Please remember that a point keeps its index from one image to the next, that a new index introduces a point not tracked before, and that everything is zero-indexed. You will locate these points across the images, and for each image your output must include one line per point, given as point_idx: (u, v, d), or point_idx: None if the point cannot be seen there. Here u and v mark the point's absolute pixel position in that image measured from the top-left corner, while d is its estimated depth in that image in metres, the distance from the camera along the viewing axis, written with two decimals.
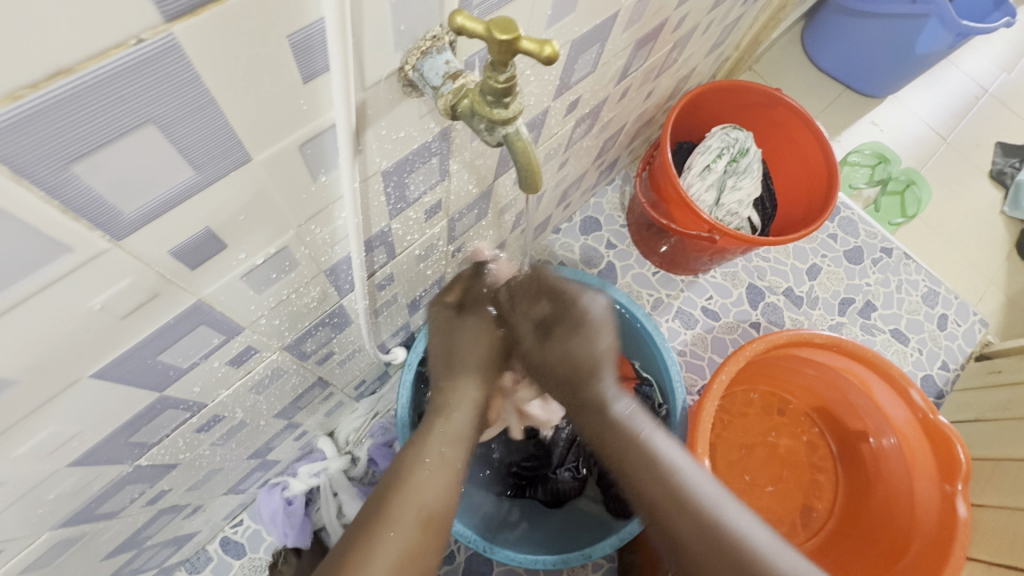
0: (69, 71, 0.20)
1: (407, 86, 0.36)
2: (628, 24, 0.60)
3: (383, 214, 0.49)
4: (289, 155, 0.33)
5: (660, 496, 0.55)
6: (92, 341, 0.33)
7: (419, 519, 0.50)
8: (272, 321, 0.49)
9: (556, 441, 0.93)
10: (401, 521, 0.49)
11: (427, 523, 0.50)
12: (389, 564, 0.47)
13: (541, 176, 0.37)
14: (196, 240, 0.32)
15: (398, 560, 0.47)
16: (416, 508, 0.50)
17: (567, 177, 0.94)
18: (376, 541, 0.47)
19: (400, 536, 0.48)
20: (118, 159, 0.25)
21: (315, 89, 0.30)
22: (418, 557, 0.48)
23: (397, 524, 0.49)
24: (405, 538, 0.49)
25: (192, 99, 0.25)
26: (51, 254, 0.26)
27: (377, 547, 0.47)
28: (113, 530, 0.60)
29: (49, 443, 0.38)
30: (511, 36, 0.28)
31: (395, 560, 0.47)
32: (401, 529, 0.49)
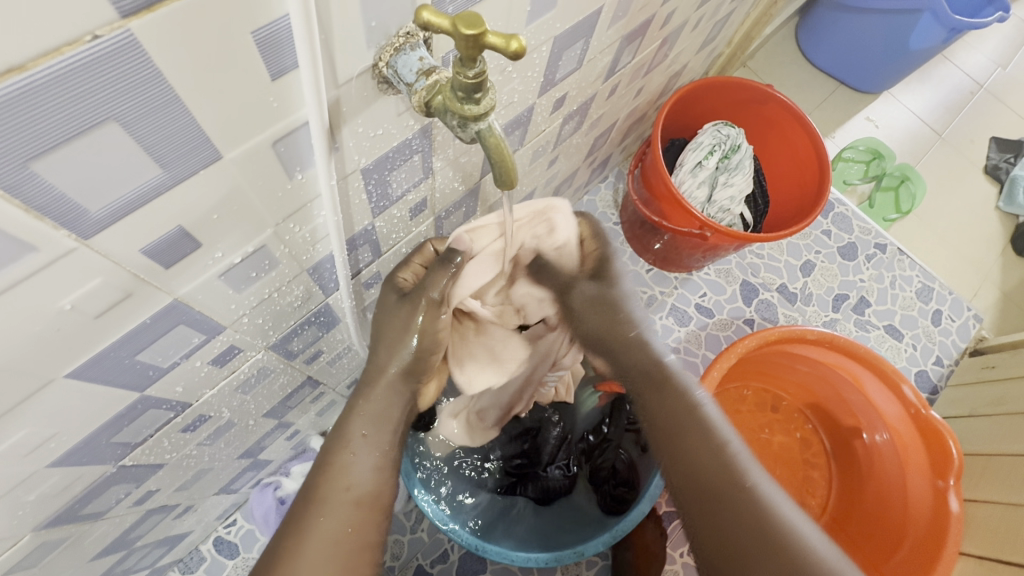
0: (21, 68, 0.20)
1: (381, 83, 0.36)
2: (612, 20, 0.60)
3: (365, 212, 0.49)
4: (261, 153, 0.33)
5: (713, 467, 0.54)
6: (66, 341, 0.33)
7: (348, 500, 0.50)
8: (255, 321, 0.48)
9: (547, 439, 0.94)
10: (331, 504, 0.49)
11: (359, 503, 0.50)
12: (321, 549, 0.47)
13: (516, 172, 0.36)
14: (169, 239, 0.32)
15: (332, 544, 0.48)
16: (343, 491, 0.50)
17: (558, 174, 0.93)
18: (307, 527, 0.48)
19: (330, 518, 0.49)
20: (80, 157, 0.25)
21: (284, 87, 0.30)
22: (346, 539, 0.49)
23: (326, 508, 0.49)
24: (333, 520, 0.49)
25: (154, 96, 0.25)
26: (16, 254, 0.26)
27: (309, 533, 0.48)
28: (100, 530, 0.60)
29: (27, 443, 0.38)
30: (477, 31, 0.28)
31: (329, 543, 0.48)
32: (331, 511, 0.49)
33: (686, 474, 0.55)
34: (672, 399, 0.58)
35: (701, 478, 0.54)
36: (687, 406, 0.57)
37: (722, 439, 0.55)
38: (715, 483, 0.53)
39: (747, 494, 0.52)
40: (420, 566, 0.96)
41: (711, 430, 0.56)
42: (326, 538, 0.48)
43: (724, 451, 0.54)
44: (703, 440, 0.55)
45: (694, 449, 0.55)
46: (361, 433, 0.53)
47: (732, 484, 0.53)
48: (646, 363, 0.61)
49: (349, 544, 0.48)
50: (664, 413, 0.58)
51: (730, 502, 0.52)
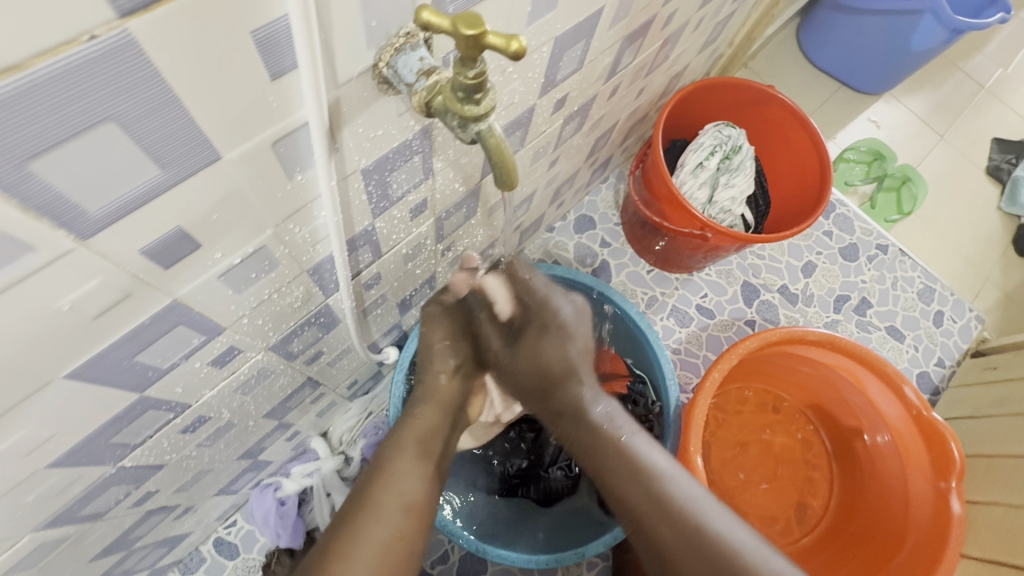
0: (18, 68, 0.20)
1: (382, 83, 0.36)
2: (614, 20, 0.60)
3: (366, 213, 0.49)
4: (260, 153, 0.32)
5: (644, 504, 0.57)
6: (64, 341, 0.33)
7: (400, 507, 0.49)
8: (255, 321, 0.48)
9: (548, 440, 0.95)
10: (383, 511, 0.48)
11: (408, 510, 0.50)
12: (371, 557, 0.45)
13: (517, 173, 0.36)
14: (168, 239, 0.32)
15: (381, 550, 0.46)
16: (398, 496, 0.50)
17: (559, 175, 0.93)
18: (358, 533, 0.46)
19: (382, 524, 0.48)
20: (77, 157, 0.24)
21: (284, 88, 0.30)
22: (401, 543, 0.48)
23: (379, 514, 0.48)
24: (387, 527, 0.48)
25: (153, 96, 0.25)
26: (15, 254, 0.26)
27: (359, 540, 0.46)
28: (100, 530, 0.60)
29: (26, 443, 0.38)
30: (477, 31, 0.28)
31: (378, 550, 0.46)
32: (384, 518, 0.48)
33: (629, 516, 0.58)
34: (597, 446, 0.61)
35: (639, 515, 0.57)
36: (614, 445, 0.61)
37: (646, 474, 0.58)
38: (652, 515, 0.56)
39: (677, 521, 0.55)
40: (420, 567, 0.96)
41: (636, 465, 0.59)
42: (375, 545, 0.46)
43: (648, 484, 0.58)
44: (630, 479, 0.58)
45: (627, 487, 0.58)
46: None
47: (664, 512, 0.56)
48: (576, 405, 0.64)
49: (398, 552, 0.47)
50: (599, 456, 0.61)
51: (664, 536, 0.55)
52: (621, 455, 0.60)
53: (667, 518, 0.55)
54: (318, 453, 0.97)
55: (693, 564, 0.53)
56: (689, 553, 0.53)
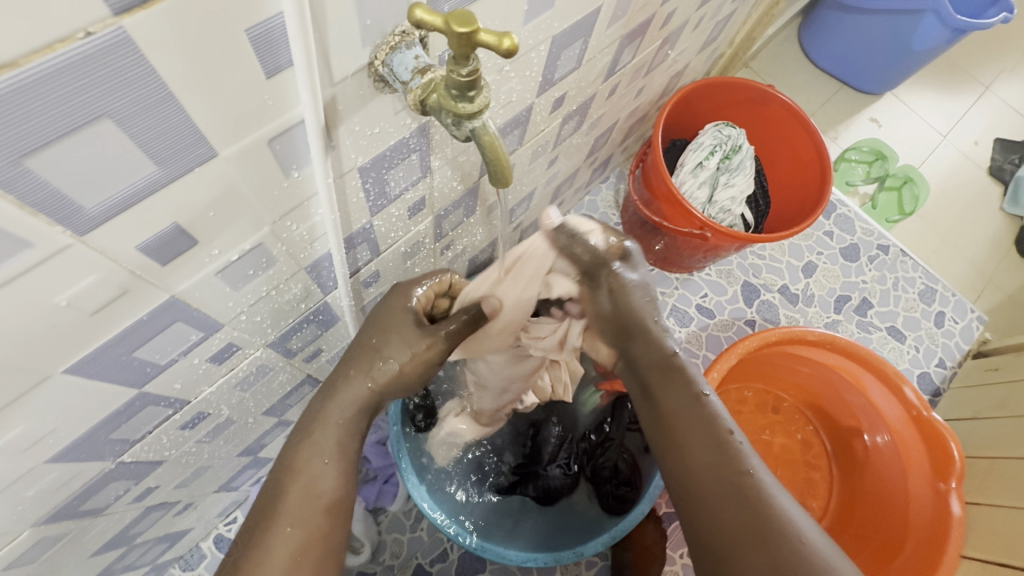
0: (13, 65, 0.20)
1: (378, 82, 0.36)
2: (612, 19, 0.60)
3: (363, 211, 0.49)
4: (257, 150, 0.33)
5: (710, 463, 0.53)
6: (63, 337, 0.33)
7: (318, 506, 0.48)
8: (253, 318, 0.49)
9: (547, 438, 0.95)
10: (300, 514, 0.47)
11: (328, 509, 0.49)
12: (286, 561, 0.45)
13: (511, 170, 0.36)
14: (165, 236, 0.33)
15: (291, 557, 0.46)
16: (314, 497, 0.48)
17: (558, 174, 0.93)
18: (272, 540, 0.46)
19: (297, 529, 0.47)
20: (74, 153, 0.25)
21: (279, 85, 0.30)
22: (320, 543, 0.47)
23: (294, 518, 0.47)
24: (301, 529, 0.47)
25: (148, 93, 0.25)
26: (12, 249, 0.26)
27: (274, 545, 0.46)
28: (100, 526, 0.61)
29: (26, 438, 0.38)
30: (470, 29, 0.28)
31: (291, 555, 0.46)
32: (296, 523, 0.47)
33: (683, 467, 0.54)
34: (667, 392, 0.58)
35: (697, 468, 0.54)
36: (691, 395, 0.57)
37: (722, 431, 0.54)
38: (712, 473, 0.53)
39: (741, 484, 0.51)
40: (419, 565, 0.96)
41: (711, 420, 0.55)
42: (287, 551, 0.46)
43: (722, 440, 0.54)
44: (701, 433, 0.55)
45: (694, 437, 0.55)
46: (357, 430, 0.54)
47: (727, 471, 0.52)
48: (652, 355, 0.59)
49: (314, 553, 0.47)
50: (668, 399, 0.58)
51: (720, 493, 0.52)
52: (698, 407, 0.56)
53: (727, 478, 0.52)
54: None
55: (741, 531, 0.49)
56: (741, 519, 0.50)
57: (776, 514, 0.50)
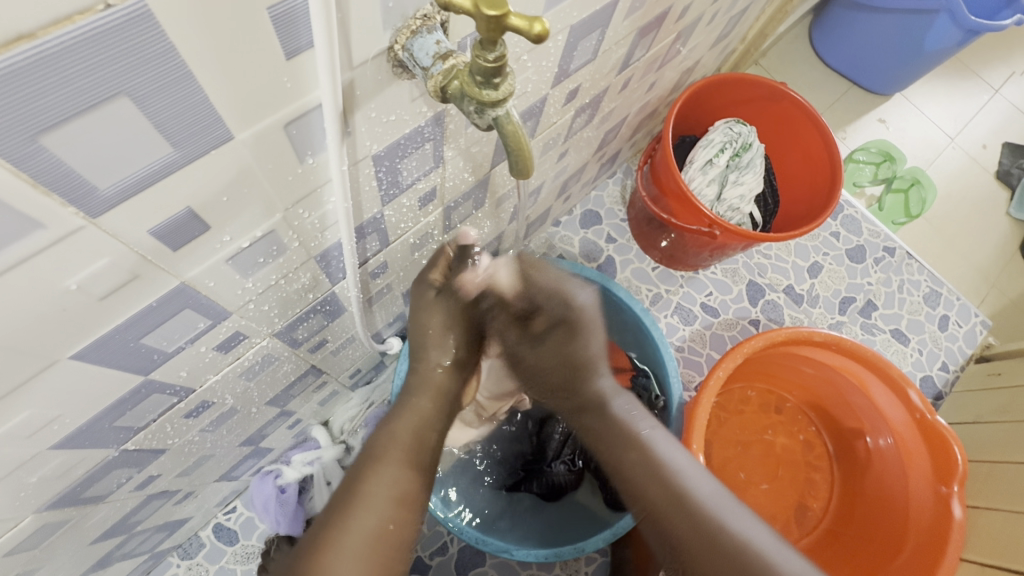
0: (30, 36, 0.20)
1: (396, 67, 0.35)
2: (629, 11, 0.59)
3: (375, 200, 0.48)
4: (272, 135, 0.32)
5: (655, 493, 0.58)
6: (69, 323, 0.32)
7: (391, 498, 0.49)
8: (261, 307, 0.48)
9: (551, 435, 0.95)
10: (373, 502, 0.48)
11: (399, 501, 0.49)
12: (363, 546, 0.45)
13: (532, 161, 0.35)
14: (177, 220, 0.32)
15: (370, 543, 0.46)
16: (388, 488, 0.49)
17: (567, 168, 0.92)
18: (350, 525, 0.46)
19: (371, 516, 0.47)
20: (90, 132, 0.24)
21: (298, 67, 0.29)
22: (391, 534, 0.47)
23: (369, 505, 0.47)
24: (377, 518, 0.47)
25: (167, 71, 0.24)
26: (22, 230, 0.25)
27: (350, 530, 0.46)
28: (101, 513, 0.60)
29: (31, 423, 0.38)
30: (499, 12, 0.27)
31: (367, 542, 0.46)
32: (374, 511, 0.47)
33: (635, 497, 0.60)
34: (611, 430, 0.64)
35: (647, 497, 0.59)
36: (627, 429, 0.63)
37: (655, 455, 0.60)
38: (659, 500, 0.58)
39: (682, 506, 0.56)
40: (418, 558, 0.96)
41: (658, 466, 0.59)
42: (363, 537, 0.46)
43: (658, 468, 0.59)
44: (637, 458, 0.61)
45: (635, 462, 0.60)
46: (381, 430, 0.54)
47: (670, 500, 0.57)
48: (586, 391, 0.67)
49: (388, 541, 0.47)
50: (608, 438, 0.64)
51: (666, 509, 0.57)
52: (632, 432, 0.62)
53: (666, 497, 0.57)
54: (319, 441, 0.96)
55: (697, 551, 0.54)
56: (692, 538, 0.55)
57: (718, 523, 0.55)
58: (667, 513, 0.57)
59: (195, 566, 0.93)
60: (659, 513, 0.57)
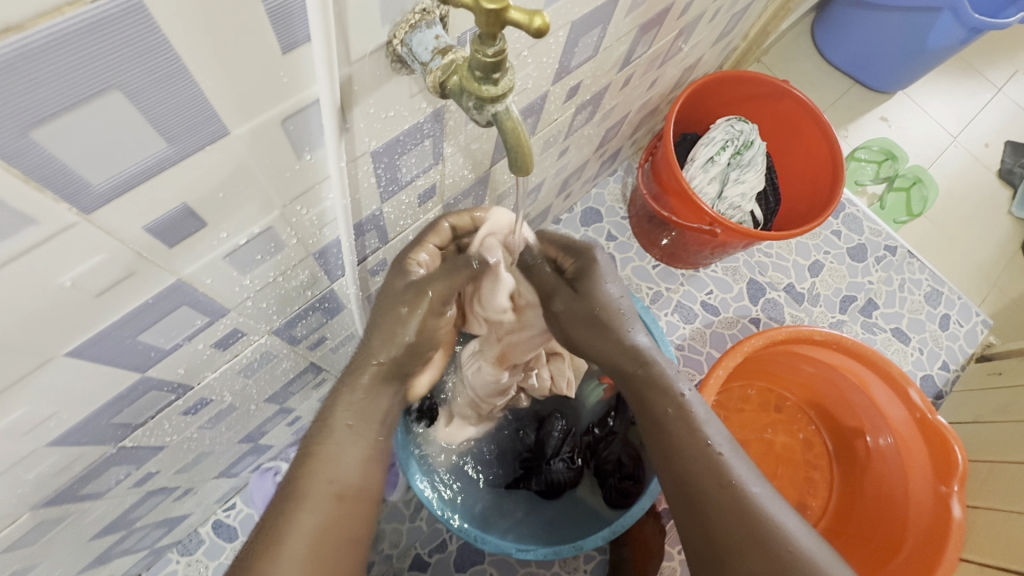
0: (20, 28, 0.19)
1: (395, 62, 0.35)
2: (630, 7, 0.59)
3: (374, 196, 0.48)
4: (269, 131, 0.32)
5: (701, 475, 0.54)
6: (63, 319, 0.32)
7: (330, 493, 0.47)
8: (259, 304, 0.48)
9: (550, 433, 0.95)
10: (313, 497, 0.47)
11: (340, 497, 0.47)
12: (302, 546, 0.44)
13: (532, 158, 0.35)
14: (173, 217, 0.31)
15: (310, 540, 0.45)
16: (329, 483, 0.47)
17: (567, 166, 0.92)
18: (289, 525, 0.45)
19: (312, 514, 0.46)
20: (82, 127, 0.24)
21: (296, 62, 0.29)
22: (335, 531, 0.46)
23: (309, 502, 0.46)
24: (319, 515, 0.46)
25: (161, 64, 0.24)
26: (15, 226, 0.25)
27: (290, 530, 0.45)
28: (99, 510, 0.60)
29: (27, 420, 0.37)
30: (499, 6, 0.27)
31: (307, 540, 0.45)
32: (315, 506, 0.46)
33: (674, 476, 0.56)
34: (654, 403, 0.59)
35: (690, 478, 0.55)
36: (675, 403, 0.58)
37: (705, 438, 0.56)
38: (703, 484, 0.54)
39: (730, 491, 0.53)
40: (417, 555, 0.96)
41: (704, 449, 0.55)
42: (303, 535, 0.45)
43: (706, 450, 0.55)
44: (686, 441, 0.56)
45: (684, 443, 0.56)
46: (336, 418, 0.51)
47: (717, 483, 0.53)
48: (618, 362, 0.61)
49: (330, 538, 0.46)
50: (652, 409, 0.59)
51: (709, 497, 0.53)
52: (683, 411, 0.57)
53: (716, 484, 0.53)
54: None
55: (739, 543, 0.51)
56: (740, 533, 0.51)
57: (766, 519, 0.51)
58: (711, 503, 0.53)
59: (194, 562, 0.93)
60: (704, 501, 0.53)
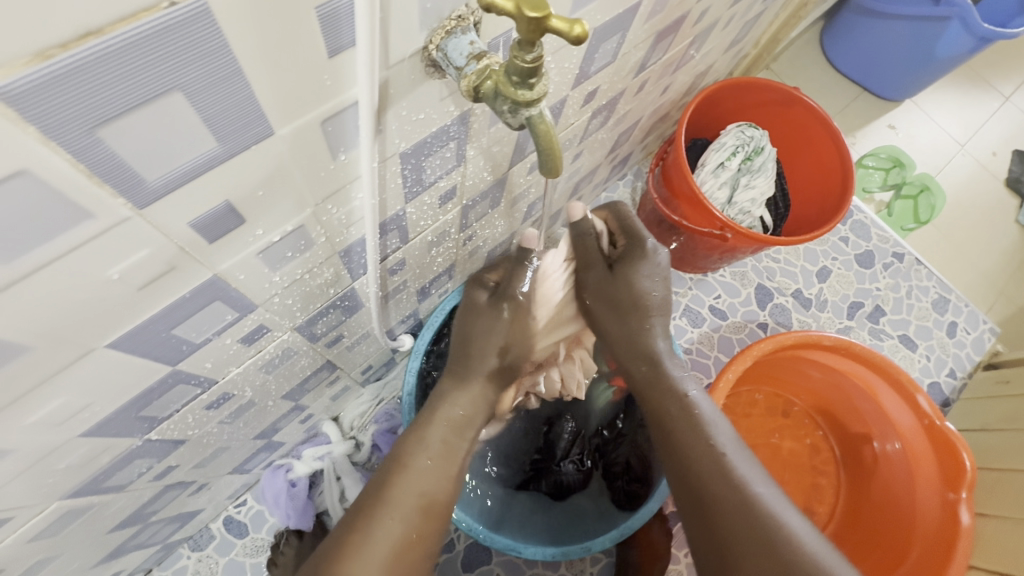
0: (98, 32, 0.20)
1: (429, 66, 0.36)
2: (649, 14, 0.60)
3: (398, 197, 0.49)
4: (309, 132, 0.33)
5: (703, 468, 0.57)
6: (107, 313, 0.33)
7: (418, 505, 0.52)
8: (285, 301, 0.49)
9: (560, 435, 0.98)
10: (401, 507, 0.51)
11: (424, 510, 0.52)
12: (389, 550, 0.49)
13: (561, 160, 0.36)
14: (216, 214, 0.33)
15: (397, 547, 0.49)
16: (416, 495, 0.52)
17: (580, 169, 0.93)
18: (379, 528, 0.49)
19: (399, 522, 0.50)
20: (145, 126, 0.25)
21: (339, 65, 0.30)
22: (415, 541, 0.51)
23: (395, 511, 0.51)
24: (404, 525, 0.51)
25: (219, 67, 0.25)
26: (73, 220, 0.26)
27: (377, 534, 0.49)
28: (120, 502, 0.61)
29: (65, 410, 0.38)
30: (541, 14, 0.28)
31: (394, 545, 0.49)
32: (400, 514, 0.51)
33: (680, 474, 0.58)
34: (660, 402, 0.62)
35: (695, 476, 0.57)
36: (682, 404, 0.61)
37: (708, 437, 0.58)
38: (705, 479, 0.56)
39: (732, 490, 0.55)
40: None
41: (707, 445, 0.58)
42: (387, 542, 0.49)
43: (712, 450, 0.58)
44: (693, 439, 0.59)
45: (687, 443, 0.59)
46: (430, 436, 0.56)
47: (717, 479, 0.56)
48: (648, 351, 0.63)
49: (412, 549, 0.50)
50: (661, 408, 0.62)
51: (713, 496, 0.55)
52: (687, 412, 0.60)
53: (719, 481, 0.56)
54: (330, 437, 0.98)
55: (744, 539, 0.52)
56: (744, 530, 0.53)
57: (770, 517, 0.53)
58: (714, 496, 0.55)
59: (205, 558, 0.94)
60: (706, 496, 0.56)
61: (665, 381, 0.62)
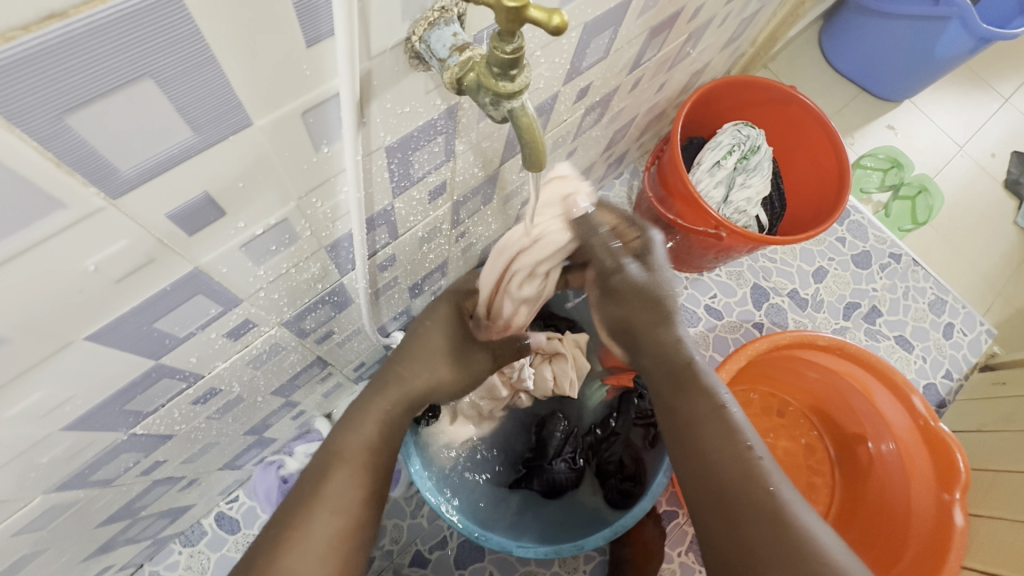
0: (62, 16, 0.20)
1: (413, 58, 0.36)
2: (641, 10, 0.59)
3: (386, 191, 0.48)
4: (290, 122, 0.32)
5: (733, 468, 0.53)
6: (84, 304, 0.33)
7: (358, 498, 0.50)
8: (271, 295, 0.48)
9: (553, 433, 0.96)
10: (338, 500, 0.49)
11: (365, 502, 0.50)
12: (321, 544, 0.47)
13: (545, 154, 0.36)
14: (194, 205, 0.32)
15: (328, 540, 0.47)
16: (356, 488, 0.50)
17: (575, 167, 0.93)
18: (311, 522, 0.47)
19: (338, 516, 0.48)
20: (117, 113, 0.24)
21: (318, 54, 0.30)
22: (351, 535, 0.48)
23: (332, 505, 0.49)
24: (342, 517, 0.49)
25: (192, 53, 0.25)
26: (45, 209, 0.26)
27: (311, 527, 0.47)
28: (107, 497, 0.61)
29: (45, 403, 0.38)
30: (519, 4, 0.28)
31: (327, 540, 0.47)
32: (337, 509, 0.49)
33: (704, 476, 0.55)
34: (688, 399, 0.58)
35: (719, 480, 0.54)
36: (713, 404, 0.57)
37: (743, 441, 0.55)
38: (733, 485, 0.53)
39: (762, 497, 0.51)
40: (418, 552, 0.97)
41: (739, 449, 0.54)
42: (322, 536, 0.47)
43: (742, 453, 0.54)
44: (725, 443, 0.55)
45: (716, 445, 0.55)
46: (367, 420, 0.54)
47: (748, 483, 0.52)
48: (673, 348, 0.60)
49: (347, 543, 0.48)
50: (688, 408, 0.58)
51: (741, 503, 0.52)
52: (720, 412, 0.57)
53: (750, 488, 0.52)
54: (322, 433, 0.97)
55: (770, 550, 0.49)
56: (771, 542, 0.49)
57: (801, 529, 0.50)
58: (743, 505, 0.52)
59: (197, 554, 0.94)
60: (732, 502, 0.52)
61: (699, 378, 0.59)
